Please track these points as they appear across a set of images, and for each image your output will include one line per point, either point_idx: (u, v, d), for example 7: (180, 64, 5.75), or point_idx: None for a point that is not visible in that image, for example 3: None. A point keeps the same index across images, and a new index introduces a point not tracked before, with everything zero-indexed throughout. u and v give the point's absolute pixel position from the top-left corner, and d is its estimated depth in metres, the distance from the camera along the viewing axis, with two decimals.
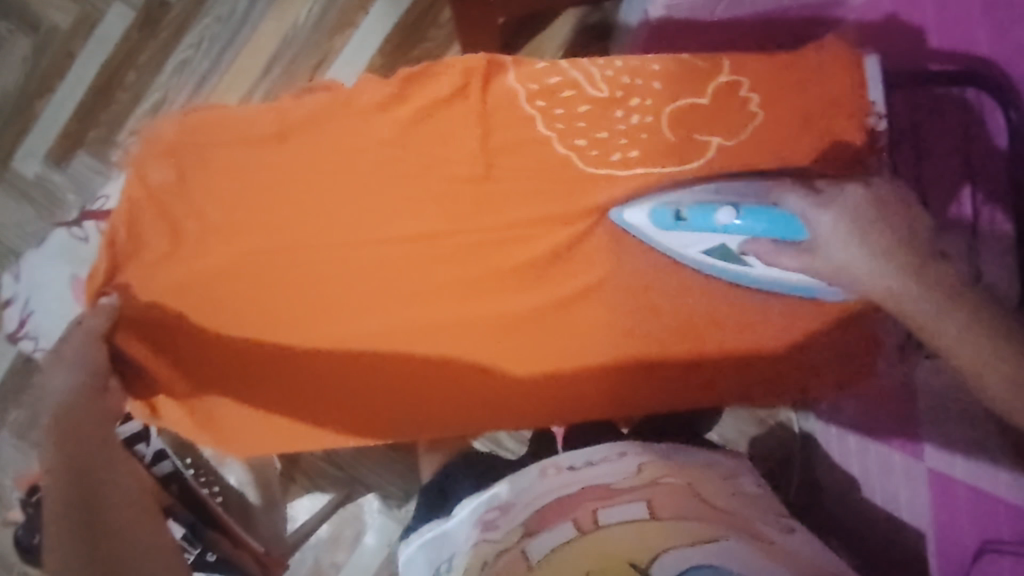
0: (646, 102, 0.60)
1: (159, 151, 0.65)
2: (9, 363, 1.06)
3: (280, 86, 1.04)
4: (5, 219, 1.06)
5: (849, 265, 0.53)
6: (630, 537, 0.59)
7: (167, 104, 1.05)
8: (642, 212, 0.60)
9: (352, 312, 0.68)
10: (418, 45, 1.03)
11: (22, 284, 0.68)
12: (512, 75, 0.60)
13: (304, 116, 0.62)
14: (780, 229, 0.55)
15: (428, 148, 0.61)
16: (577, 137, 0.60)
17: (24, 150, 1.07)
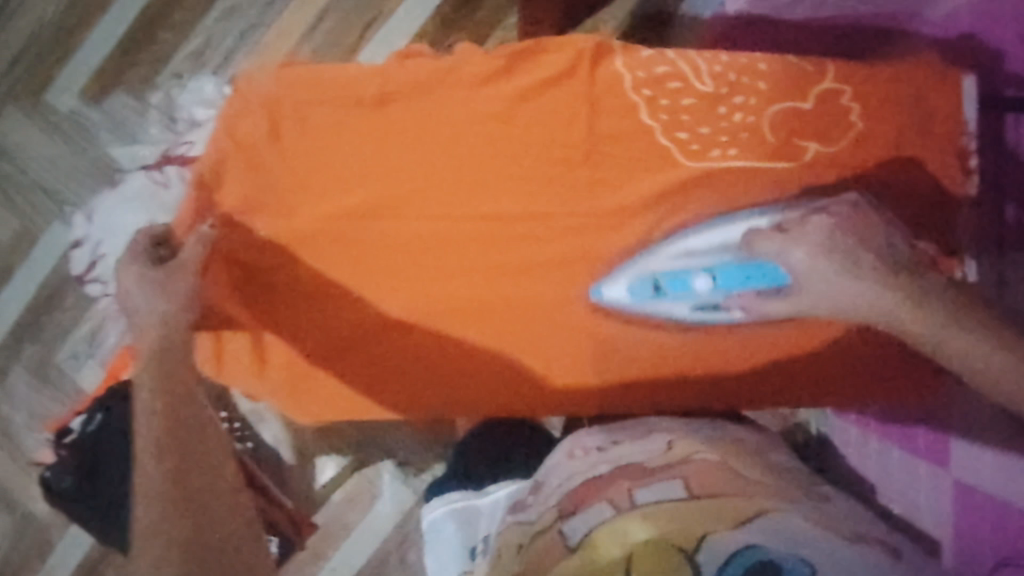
0: (750, 101, 0.68)
1: (248, 100, 0.65)
2: (27, 300, 1.06)
3: (328, 43, 1.02)
4: (35, 151, 1.05)
5: (837, 295, 0.63)
6: (672, 518, 0.57)
7: (211, 49, 1.03)
8: (620, 287, 0.70)
9: (424, 280, 0.69)
10: (473, 12, 1.01)
11: (94, 227, 0.69)
12: (620, 60, 0.68)
13: (417, 84, 0.66)
14: (764, 279, 0.68)
15: (547, 122, 0.68)
16: (679, 130, 0.69)
17: (60, 84, 1.04)
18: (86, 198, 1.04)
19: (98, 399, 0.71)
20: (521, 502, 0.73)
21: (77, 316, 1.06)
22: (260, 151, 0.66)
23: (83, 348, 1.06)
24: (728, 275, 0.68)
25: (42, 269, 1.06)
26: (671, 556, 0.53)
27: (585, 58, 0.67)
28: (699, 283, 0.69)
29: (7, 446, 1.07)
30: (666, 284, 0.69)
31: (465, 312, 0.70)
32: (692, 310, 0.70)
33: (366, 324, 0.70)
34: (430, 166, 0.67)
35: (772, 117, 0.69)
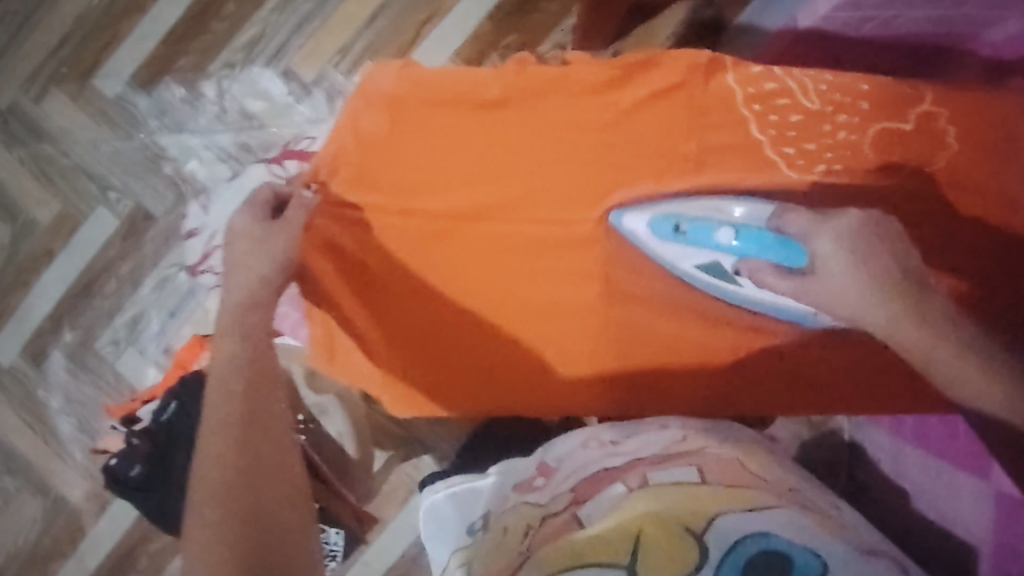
0: (853, 119, 0.67)
1: (373, 100, 0.70)
2: (67, 286, 1.05)
3: (384, 37, 1.03)
4: (79, 135, 1.04)
5: (846, 290, 0.62)
6: (679, 496, 0.58)
7: (265, 40, 1.03)
8: (643, 220, 0.69)
9: (501, 286, 0.74)
10: (529, 15, 1.02)
11: (210, 218, 0.81)
12: (732, 77, 0.67)
13: (523, 93, 0.69)
14: (780, 254, 0.64)
15: (641, 136, 0.69)
16: (786, 146, 0.68)
17: (107, 69, 1.03)
18: (135, 188, 1.04)
19: (174, 388, 0.74)
20: (526, 484, 0.72)
21: (117, 304, 1.05)
22: (378, 145, 0.70)
23: (123, 335, 1.05)
24: (748, 241, 0.65)
25: (82, 254, 1.05)
26: (679, 538, 0.54)
27: (692, 75, 0.67)
28: (721, 235, 0.66)
29: (40, 429, 1.07)
30: (689, 229, 0.68)
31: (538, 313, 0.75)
32: (697, 267, 0.70)
33: (446, 313, 0.74)
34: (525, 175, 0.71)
35: (873, 135, 0.67)
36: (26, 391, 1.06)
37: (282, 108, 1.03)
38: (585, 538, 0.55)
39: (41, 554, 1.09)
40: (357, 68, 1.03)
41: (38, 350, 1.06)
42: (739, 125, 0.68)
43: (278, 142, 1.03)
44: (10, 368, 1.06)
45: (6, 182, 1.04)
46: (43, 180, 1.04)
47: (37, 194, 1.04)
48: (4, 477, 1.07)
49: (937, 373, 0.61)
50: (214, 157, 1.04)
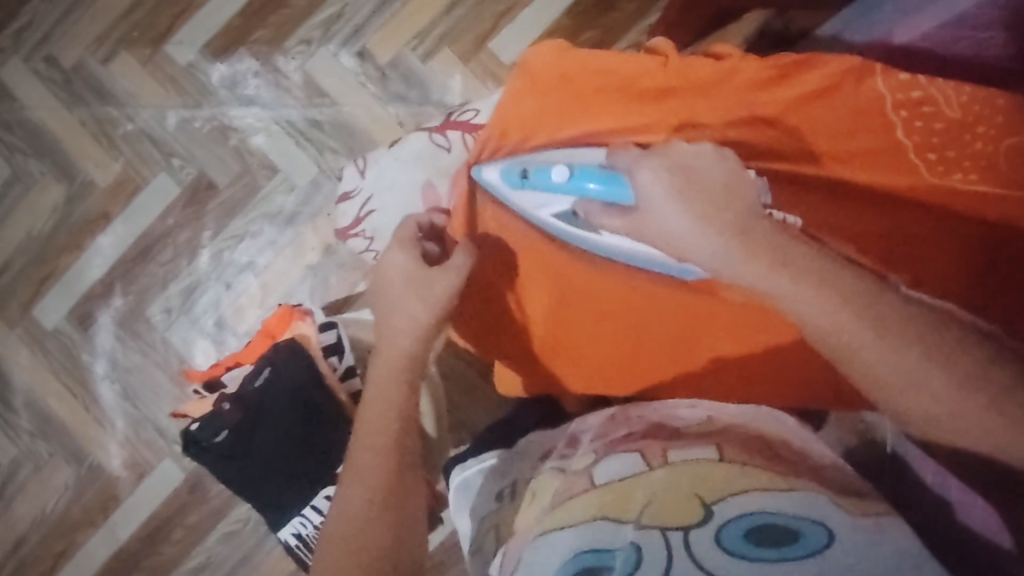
0: (988, 130, 0.61)
1: (528, 77, 0.68)
2: (122, 251, 1.04)
3: (462, 26, 1.02)
4: (146, 99, 1.03)
5: (669, 222, 0.56)
6: (695, 480, 0.52)
7: (343, 20, 1.02)
8: (495, 172, 0.67)
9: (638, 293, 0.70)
10: (605, 13, 1.01)
11: (368, 180, 0.80)
12: (881, 82, 0.62)
13: (692, 80, 0.65)
14: (604, 189, 0.60)
15: (831, 131, 0.63)
16: (926, 153, 0.62)
17: (180, 37, 1.03)
18: (198, 156, 1.03)
19: (268, 354, 0.77)
20: (552, 449, 0.67)
21: (173, 272, 1.03)
22: (528, 115, 0.68)
23: (176, 304, 1.04)
24: (580, 177, 0.60)
25: (138, 219, 1.04)
26: (689, 504, 0.50)
27: (848, 78, 0.62)
28: (555, 175, 0.61)
29: (81, 394, 1.05)
30: (531, 176, 0.63)
31: (669, 319, 0.70)
32: (552, 215, 0.65)
33: (565, 305, 0.72)
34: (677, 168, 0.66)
35: (1005, 151, 0.61)
36: (70, 355, 1.05)
37: (353, 86, 1.03)
38: (588, 502, 0.53)
39: (69, 522, 1.06)
40: (433, 53, 1.02)
41: (85, 315, 1.04)
42: (885, 132, 0.62)
43: (348, 120, 1.02)
44: (56, 331, 1.05)
45: (68, 143, 1.04)
46: (105, 144, 1.04)
47: (98, 156, 1.04)
48: (37, 441, 1.05)
49: (865, 368, 0.53)
50: (281, 131, 1.03)
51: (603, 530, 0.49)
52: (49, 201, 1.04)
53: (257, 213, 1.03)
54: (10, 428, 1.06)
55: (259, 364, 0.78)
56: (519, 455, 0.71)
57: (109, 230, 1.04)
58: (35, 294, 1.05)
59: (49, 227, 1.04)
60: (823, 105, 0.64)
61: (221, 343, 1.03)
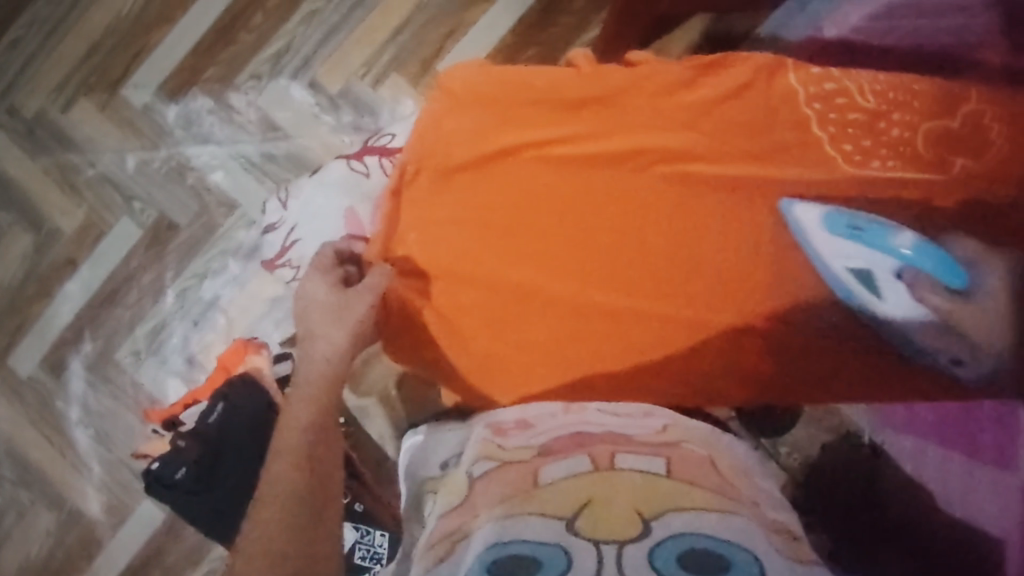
0: (905, 117, 0.64)
1: (460, 95, 0.66)
2: (90, 295, 1.05)
3: (407, 51, 1.03)
4: (104, 144, 1.05)
5: (985, 319, 0.60)
6: (642, 493, 0.45)
7: (291, 53, 1.04)
8: (817, 212, 0.65)
9: (566, 285, 0.66)
10: (547, 28, 1.03)
11: (289, 212, 0.80)
12: (793, 77, 0.65)
13: (609, 91, 0.65)
14: (942, 267, 0.62)
15: (729, 126, 0.65)
16: (845, 142, 0.65)
17: (135, 80, 1.04)
18: (159, 198, 1.04)
19: (223, 389, 0.80)
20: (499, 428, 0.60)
21: (140, 313, 1.04)
22: (450, 139, 0.66)
23: (144, 345, 1.05)
24: (920, 252, 0.62)
25: (104, 264, 1.05)
26: (628, 518, 0.42)
27: (761, 74, 0.65)
28: (901, 237, 0.63)
29: (57, 441, 1.05)
30: (864, 229, 0.64)
31: (600, 321, 0.66)
32: (850, 269, 0.64)
33: (494, 308, 0.66)
34: (604, 172, 0.67)
35: (925, 134, 0.64)
36: (45, 403, 1.05)
37: (307, 117, 1.04)
38: (525, 500, 0.46)
39: (51, 569, 1.06)
40: (381, 79, 1.04)
41: (56, 362, 1.05)
42: (803, 125, 0.65)
43: (302, 151, 1.04)
44: (30, 379, 1.05)
45: (32, 192, 1.05)
46: (67, 191, 1.05)
47: (61, 204, 1.05)
48: (19, 490, 1.06)
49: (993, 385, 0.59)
50: (238, 167, 1.04)
51: (533, 530, 0.42)
52: (16, 251, 1.05)
53: (217, 250, 1.04)
54: None
55: (214, 401, 0.80)
56: (456, 435, 0.65)
57: (75, 275, 1.05)
58: (9, 344, 1.06)
59: (18, 277, 1.05)
60: (733, 103, 0.65)
61: (190, 381, 1.04)
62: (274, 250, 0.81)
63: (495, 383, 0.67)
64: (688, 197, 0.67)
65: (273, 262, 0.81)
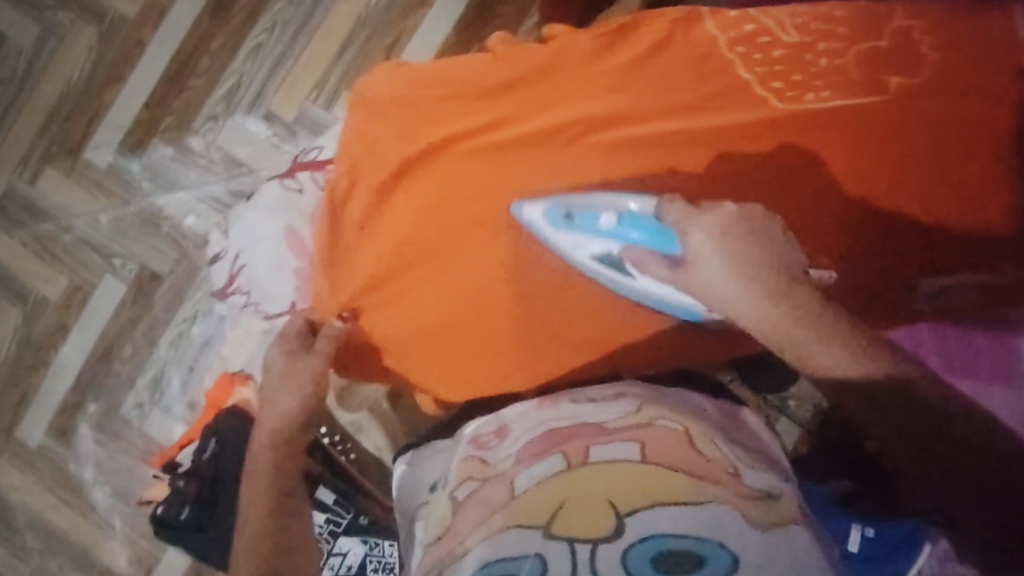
0: (834, 45, 0.65)
1: (386, 100, 0.68)
2: (85, 357, 1.06)
3: (355, 67, 1.04)
4: (77, 207, 1.06)
5: (717, 291, 0.55)
6: (613, 484, 0.51)
7: (242, 89, 1.06)
8: (539, 211, 0.64)
9: (516, 268, 0.67)
10: (489, 22, 1.03)
11: (232, 240, 0.81)
12: (710, 24, 0.67)
13: (531, 69, 0.67)
14: (653, 240, 0.59)
15: (653, 81, 0.66)
16: (774, 80, 0.65)
17: (96, 141, 1.06)
18: (137, 251, 1.05)
19: (210, 426, 0.81)
20: (481, 436, 0.66)
21: (138, 365, 1.05)
22: (378, 148, 0.68)
23: (146, 397, 1.05)
24: (626, 226, 0.60)
25: (94, 323, 1.06)
26: (601, 513, 0.48)
27: (676, 28, 0.67)
28: (605, 218, 0.61)
29: (77, 503, 1.06)
30: (577, 217, 0.63)
31: (556, 299, 0.67)
32: (593, 257, 0.63)
33: (449, 303, 0.68)
34: (540, 153, 0.66)
35: (857, 58, 0.65)
36: (58, 468, 1.06)
37: (268, 148, 1.05)
38: (507, 515, 0.52)
39: None
40: (334, 100, 1.04)
41: (64, 426, 1.06)
42: (731, 69, 0.66)
43: None
44: (40, 448, 1.07)
45: (14, 265, 1.07)
46: (47, 259, 1.06)
47: (44, 273, 1.06)
48: (46, 557, 1.06)
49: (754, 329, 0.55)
50: (208, 209, 1.05)
51: (511, 542, 0.49)
52: (8, 324, 1.07)
53: (201, 292, 1.04)
54: (17, 550, 1.06)
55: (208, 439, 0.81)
56: (441, 453, 0.70)
57: (67, 338, 1.06)
58: (14, 418, 1.07)
59: (13, 350, 1.07)
60: (658, 60, 0.66)
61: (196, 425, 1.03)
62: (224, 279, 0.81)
63: (470, 377, 0.70)
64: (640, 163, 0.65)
65: (224, 289, 0.82)
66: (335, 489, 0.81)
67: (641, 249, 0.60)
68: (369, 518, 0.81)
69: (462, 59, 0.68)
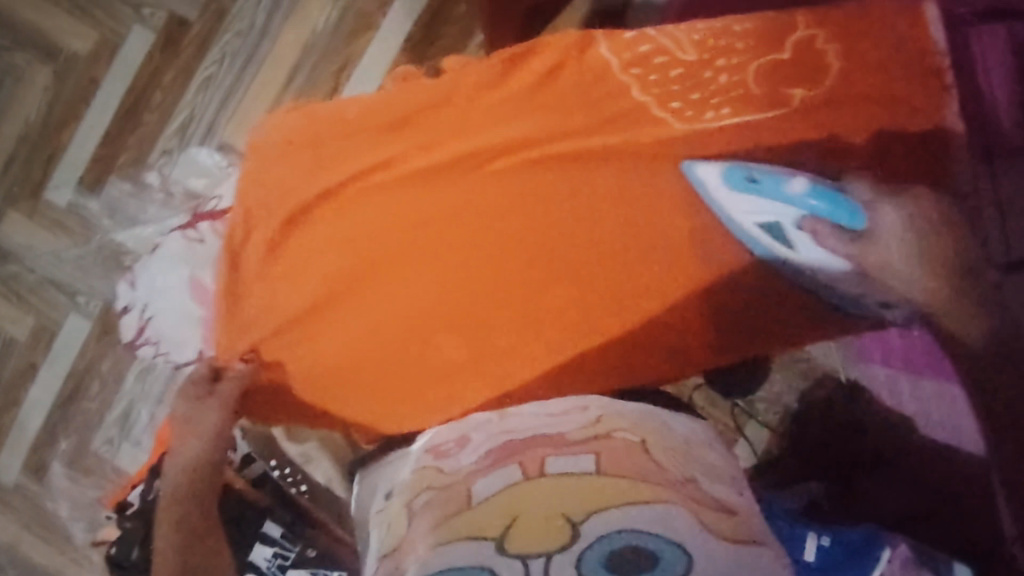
0: (733, 61, 0.85)
1: (296, 143, 0.86)
2: (54, 396, 1.07)
3: (304, 94, 1.05)
4: (40, 247, 1.07)
5: (890, 259, 0.81)
6: (569, 493, 0.52)
7: (195, 121, 1.06)
8: (715, 170, 0.84)
9: (431, 275, 0.87)
10: (435, 41, 1.05)
11: (140, 291, 0.86)
12: (603, 47, 0.85)
13: (418, 110, 0.85)
14: (841, 216, 0.80)
15: (549, 101, 0.85)
16: (672, 101, 0.85)
17: (55, 180, 1.07)
18: (101, 288, 1.07)
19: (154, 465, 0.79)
20: (441, 450, 0.67)
21: (107, 400, 1.06)
22: (290, 183, 0.85)
23: (116, 431, 1.06)
24: (814, 197, 0.81)
25: (62, 362, 1.07)
26: (556, 525, 0.49)
27: (570, 53, 0.85)
28: (796, 183, 0.82)
29: (54, 539, 1.07)
30: (760, 178, 0.83)
31: (466, 296, 0.87)
32: (759, 225, 0.83)
33: (378, 307, 0.86)
34: (444, 181, 0.85)
35: (756, 70, 0.85)
36: (33, 506, 1.07)
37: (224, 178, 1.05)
38: (462, 525, 0.52)
39: None
40: None
41: (38, 464, 1.07)
42: (625, 91, 0.85)
43: None
44: (16, 486, 1.07)
45: None
46: (14, 300, 1.07)
47: (11, 314, 1.07)
48: None
49: (910, 293, 0.81)
50: None
51: (466, 553, 0.49)
52: None
53: None
54: None
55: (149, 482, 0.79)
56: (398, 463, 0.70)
57: (35, 378, 1.07)
58: None
59: None
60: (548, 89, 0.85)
61: None
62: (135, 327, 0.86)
63: (389, 371, 0.86)
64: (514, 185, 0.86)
65: (134, 340, 0.87)
66: (282, 522, 0.77)
67: (823, 217, 0.81)
68: (317, 548, 0.77)
69: (361, 101, 0.86)
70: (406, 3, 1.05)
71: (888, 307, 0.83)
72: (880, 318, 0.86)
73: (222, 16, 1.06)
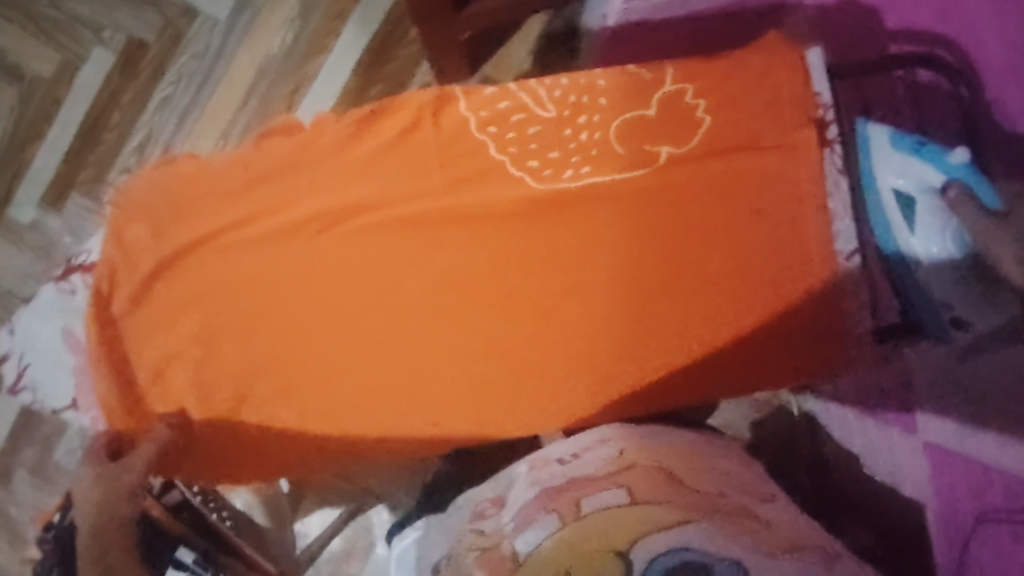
0: (593, 118, 0.79)
1: (138, 210, 0.77)
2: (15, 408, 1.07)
3: (258, 117, 1.07)
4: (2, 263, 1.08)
5: (1003, 252, 0.61)
6: (610, 530, 0.55)
7: (153, 140, 1.08)
8: (882, 129, 0.74)
9: (305, 334, 0.77)
10: (387, 62, 1.07)
11: (16, 339, 0.74)
12: (462, 105, 0.78)
13: (277, 165, 0.76)
14: (983, 193, 0.65)
15: (406, 158, 0.77)
16: (529, 160, 0.78)
17: (20, 198, 1.09)
18: None
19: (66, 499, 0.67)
20: (480, 510, 0.66)
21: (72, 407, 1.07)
22: (134, 248, 0.76)
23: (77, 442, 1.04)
24: (966, 170, 0.67)
25: None
26: (604, 559, 0.53)
27: (424, 113, 0.78)
28: (957, 151, 0.68)
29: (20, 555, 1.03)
30: (925, 146, 0.70)
31: (339, 363, 0.77)
32: (892, 191, 0.71)
33: (253, 375, 0.77)
34: (316, 238, 0.76)
35: (628, 123, 0.78)
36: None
37: None
38: None
39: None
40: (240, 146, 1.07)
41: (2, 471, 1.04)
42: (480, 150, 0.78)
43: None
44: None
45: None
46: None
47: None
48: None
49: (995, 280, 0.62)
50: None
51: None
52: None
53: None
54: None
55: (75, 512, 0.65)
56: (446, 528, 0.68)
57: None
58: None
59: None
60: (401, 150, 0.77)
61: None
62: (10, 378, 0.73)
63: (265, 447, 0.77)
64: (404, 237, 0.77)
65: (13, 386, 0.74)
66: (198, 550, 0.68)
67: (969, 190, 0.66)
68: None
69: (203, 162, 0.77)
70: (358, 26, 1.07)
71: (961, 327, 0.68)
72: (953, 346, 0.69)
73: (178, 37, 1.08)
